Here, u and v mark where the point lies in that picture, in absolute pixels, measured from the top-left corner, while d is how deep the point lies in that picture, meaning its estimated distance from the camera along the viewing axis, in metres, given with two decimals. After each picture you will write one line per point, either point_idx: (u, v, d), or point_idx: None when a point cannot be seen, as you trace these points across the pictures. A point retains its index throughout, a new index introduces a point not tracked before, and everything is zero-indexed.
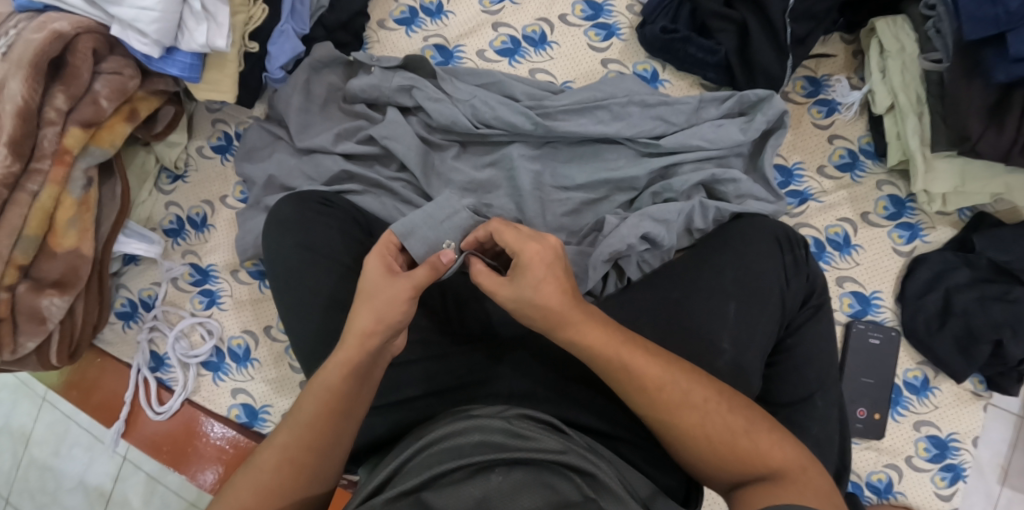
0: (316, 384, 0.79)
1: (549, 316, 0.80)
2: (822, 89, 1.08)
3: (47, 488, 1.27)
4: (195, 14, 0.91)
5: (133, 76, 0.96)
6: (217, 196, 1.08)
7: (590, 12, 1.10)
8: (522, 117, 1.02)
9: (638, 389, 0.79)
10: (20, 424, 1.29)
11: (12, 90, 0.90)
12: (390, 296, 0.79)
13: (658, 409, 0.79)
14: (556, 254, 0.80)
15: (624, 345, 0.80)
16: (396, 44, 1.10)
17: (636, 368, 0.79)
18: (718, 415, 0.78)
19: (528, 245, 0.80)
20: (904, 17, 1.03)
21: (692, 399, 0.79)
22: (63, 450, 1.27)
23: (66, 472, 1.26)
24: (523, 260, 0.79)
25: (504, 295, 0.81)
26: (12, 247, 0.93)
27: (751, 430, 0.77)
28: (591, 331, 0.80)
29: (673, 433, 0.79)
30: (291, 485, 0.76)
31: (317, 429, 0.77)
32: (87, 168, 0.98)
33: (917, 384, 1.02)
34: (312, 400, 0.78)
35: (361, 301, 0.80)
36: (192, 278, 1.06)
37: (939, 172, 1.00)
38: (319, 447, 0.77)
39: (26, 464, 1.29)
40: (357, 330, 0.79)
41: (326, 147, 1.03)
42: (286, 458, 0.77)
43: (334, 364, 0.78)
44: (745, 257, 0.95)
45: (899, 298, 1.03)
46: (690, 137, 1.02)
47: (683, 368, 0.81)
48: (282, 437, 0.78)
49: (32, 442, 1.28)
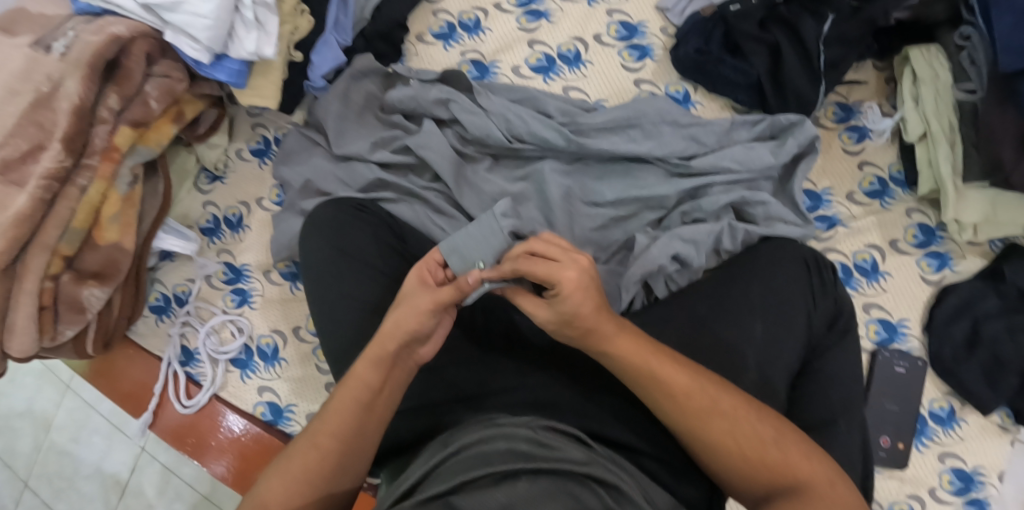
0: (348, 377, 0.82)
1: (580, 330, 0.81)
2: (853, 115, 1.08)
3: (64, 473, 1.30)
4: (246, 22, 0.95)
5: (181, 79, 1.00)
6: (253, 197, 1.12)
7: (624, 33, 1.12)
8: (555, 133, 1.04)
9: (668, 398, 0.81)
10: (42, 409, 1.33)
11: (68, 89, 0.94)
12: (414, 305, 0.81)
13: (687, 417, 0.81)
14: (589, 275, 0.80)
15: (653, 354, 0.82)
16: (433, 57, 1.13)
17: (665, 377, 0.81)
18: (748, 424, 0.80)
19: (564, 272, 0.79)
20: (938, 46, 1.04)
21: (721, 407, 0.81)
22: (82, 437, 1.31)
23: (85, 458, 1.30)
24: (565, 291, 0.78)
25: (545, 316, 0.81)
26: (59, 238, 0.97)
27: (780, 440, 0.80)
28: (623, 340, 0.82)
29: (704, 442, 0.81)
30: (317, 473, 0.79)
31: (344, 418, 0.80)
32: (134, 165, 1.02)
33: (943, 415, 1.00)
34: (343, 391, 0.81)
35: (392, 310, 0.83)
36: (225, 276, 1.09)
37: (970, 201, 1.00)
38: (348, 438, 0.80)
39: (46, 448, 1.31)
40: (381, 332, 0.82)
41: (363, 154, 1.06)
42: (313, 444, 0.80)
43: (362, 360, 0.82)
44: (772, 277, 0.96)
45: (926, 327, 1.02)
46: (721, 159, 1.02)
47: (710, 378, 0.83)
48: (313, 425, 0.81)
49: (53, 427, 1.32)
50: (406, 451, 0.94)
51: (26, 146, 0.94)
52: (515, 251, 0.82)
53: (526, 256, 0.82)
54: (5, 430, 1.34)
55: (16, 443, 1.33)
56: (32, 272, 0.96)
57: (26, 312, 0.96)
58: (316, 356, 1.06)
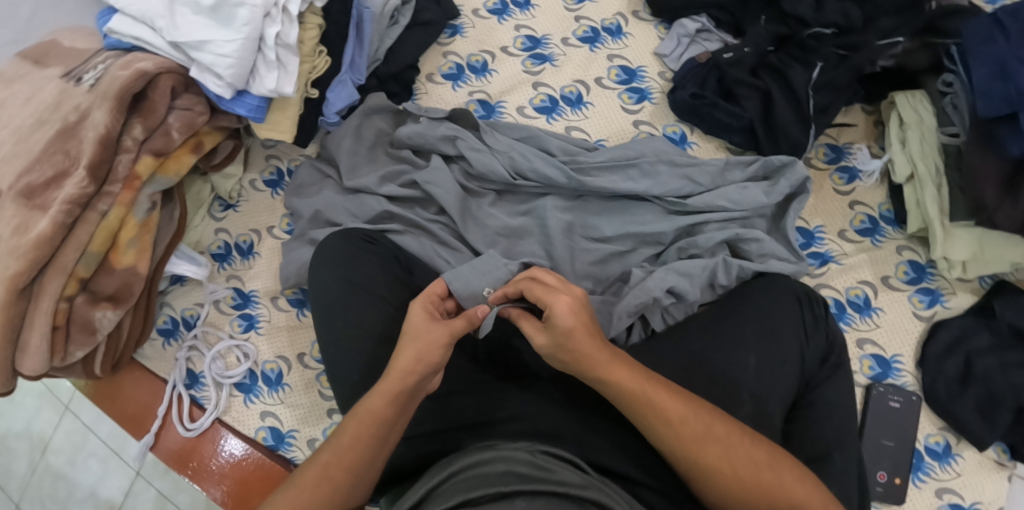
0: (358, 409, 0.83)
1: (581, 361, 0.83)
2: (843, 156, 1.13)
3: (58, 497, 1.32)
4: (268, 62, 1.01)
5: (202, 112, 1.06)
6: (265, 226, 1.16)
7: (623, 77, 1.18)
8: (556, 171, 1.07)
9: (663, 423, 0.81)
10: (40, 430, 1.35)
11: (97, 119, 0.99)
12: (429, 339, 0.83)
13: (683, 442, 0.81)
14: (577, 307, 0.83)
15: (650, 383, 0.83)
16: (442, 96, 1.18)
17: (661, 403, 0.82)
18: (743, 449, 0.81)
19: (558, 296, 0.83)
20: (922, 92, 1.10)
21: (716, 432, 0.81)
22: (78, 461, 1.32)
23: (80, 482, 1.32)
24: (555, 315, 0.82)
25: (541, 340, 0.84)
26: (76, 260, 1.00)
27: (774, 464, 0.80)
28: (616, 370, 0.83)
29: (700, 467, 0.80)
30: (328, 503, 0.80)
31: (356, 451, 0.82)
32: (152, 193, 1.05)
33: (939, 450, 1.01)
34: (354, 422, 0.83)
35: (403, 346, 0.84)
36: (233, 301, 1.13)
37: (958, 239, 1.03)
38: (352, 465, 0.81)
39: (41, 470, 1.34)
40: (399, 367, 0.83)
41: (372, 188, 1.10)
42: (323, 476, 0.81)
43: (378, 394, 0.83)
44: (766, 313, 0.98)
45: (920, 362, 1.04)
46: (716, 198, 1.06)
47: (704, 405, 0.83)
48: (322, 456, 0.82)
49: (49, 449, 1.34)
50: (410, 477, 0.93)
51: (51, 173, 0.99)
52: (519, 276, 0.87)
53: (529, 281, 0.86)
54: (3, 451, 1.37)
55: (12, 464, 1.36)
56: (50, 293, 0.98)
57: (40, 331, 0.99)
58: (320, 382, 1.08)
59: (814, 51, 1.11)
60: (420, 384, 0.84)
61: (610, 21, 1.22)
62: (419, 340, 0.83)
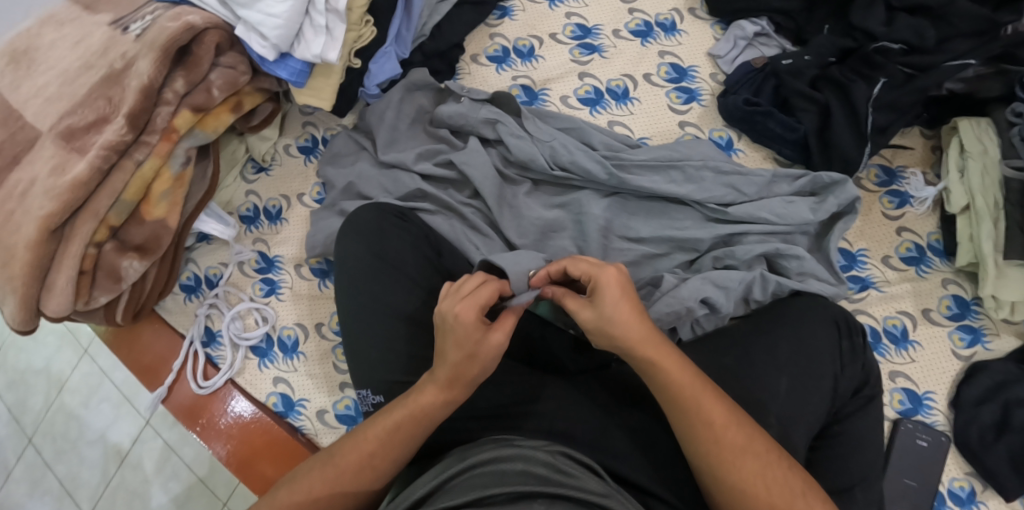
0: (409, 401, 0.82)
1: (625, 339, 0.81)
2: (896, 180, 1.08)
3: (69, 435, 1.35)
4: (315, 27, 1.00)
5: (244, 72, 1.04)
6: (295, 192, 1.15)
7: (673, 75, 1.14)
8: (598, 166, 1.04)
9: (706, 426, 0.78)
10: (58, 369, 1.38)
11: (140, 69, 0.98)
12: (486, 353, 0.81)
13: (721, 451, 0.78)
14: (625, 282, 0.82)
15: (697, 381, 0.80)
16: (485, 78, 1.16)
17: (705, 405, 0.79)
18: (779, 471, 0.77)
19: (604, 270, 0.81)
20: (988, 120, 1.05)
21: (757, 446, 0.78)
22: (92, 403, 1.35)
23: (91, 424, 1.34)
24: (602, 287, 0.80)
25: (586, 314, 0.81)
26: (109, 207, 0.99)
27: (807, 492, 0.77)
28: (666, 357, 0.81)
29: (729, 481, 0.77)
30: (363, 487, 0.80)
31: (403, 445, 0.81)
32: (189, 148, 1.05)
33: (963, 496, 0.96)
34: (403, 412, 0.81)
35: (446, 333, 0.81)
36: (257, 265, 1.12)
37: (1010, 278, 0.98)
38: (397, 458, 0.81)
39: (56, 408, 1.36)
40: (450, 362, 0.81)
41: (407, 164, 1.09)
42: (367, 463, 0.80)
43: (431, 385, 0.82)
44: (802, 336, 0.94)
45: (953, 403, 0.99)
46: (759, 210, 1.02)
47: (746, 416, 0.81)
48: (365, 441, 0.81)
49: (65, 389, 1.36)
50: (420, 461, 0.91)
51: (92, 118, 0.99)
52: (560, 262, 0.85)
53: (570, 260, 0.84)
54: (22, 386, 1.40)
55: (29, 399, 1.39)
56: (79, 238, 0.99)
57: (67, 273, 0.99)
58: (336, 354, 1.08)
59: (879, 68, 1.05)
60: (476, 377, 0.82)
61: (665, 17, 1.18)
62: (482, 358, 0.81)
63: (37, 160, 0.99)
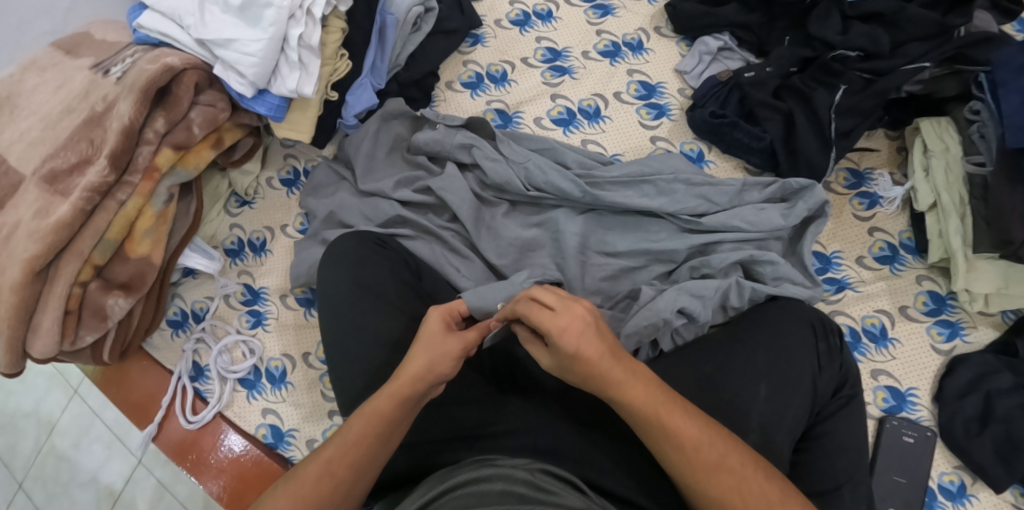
0: (366, 408, 0.83)
1: (591, 376, 0.81)
2: (864, 182, 1.11)
3: (60, 478, 1.34)
4: (290, 63, 1.02)
5: (224, 109, 1.07)
6: (278, 224, 1.17)
7: (643, 92, 1.18)
8: (571, 184, 1.06)
9: (677, 449, 0.79)
10: (47, 411, 1.37)
11: (122, 111, 1.00)
12: (445, 350, 0.84)
13: (694, 469, 0.79)
14: (591, 322, 0.81)
15: (665, 404, 0.81)
16: (460, 104, 1.19)
17: (675, 428, 0.79)
18: (755, 483, 0.78)
19: (558, 322, 0.80)
20: (948, 119, 1.08)
21: (730, 462, 0.79)
22: (83, 444, 1.34)
23: (83, 465, 1.33)
24: (559, 342, 0.80)
25: (548, 362, 0.83)
26: (93, 246, 1.01)
27: (785, 500, 0.77)
28: (635, 385, 0.81)
29: (707, 495, 0.78)
30: (328, 499, 0.80)
31: (360, 450, 0.81)
32: (171, 186, 1.06)
33: (953, 490, 0.97)
34: (358, 420, 0.82)
35: (415, 350, 0.84)
36: (243, 297, 1.14)
37: (981, 272, 1.01)
38: (354, 462, 0.81)
39: (46, 451, 1.36)
40: (411, 371, 0.83)
41: (386, 192, 1.11)
42: (326, 471, 0.81)
43: (382, 394, 0.83)
44: (779, 340, 0.95)
45: (936, 398, 1.00)
46: (731, 218, 1.04)
47: (720, 431, 0.81)
48: (326, 451, 0.82)
49: (56, 431, 1.36)
50: (404, 485, 0.92)
51: (75, 160, 1.01)
52: (519, 294, 0.85)
53: (527, 301, 0.83)
54: (11, 430, 1.39)
55: (19, 443, 1.38)
56: (64, 277, 1.00)
57: (52, 314, 1.00)
58: (323, 382, 1.08)
59: (839, 75, 1.09)
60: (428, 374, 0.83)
61: (632, 36, 1.21)
62: (431, 348, 0.84)
63: (21, 204, 1.00)
